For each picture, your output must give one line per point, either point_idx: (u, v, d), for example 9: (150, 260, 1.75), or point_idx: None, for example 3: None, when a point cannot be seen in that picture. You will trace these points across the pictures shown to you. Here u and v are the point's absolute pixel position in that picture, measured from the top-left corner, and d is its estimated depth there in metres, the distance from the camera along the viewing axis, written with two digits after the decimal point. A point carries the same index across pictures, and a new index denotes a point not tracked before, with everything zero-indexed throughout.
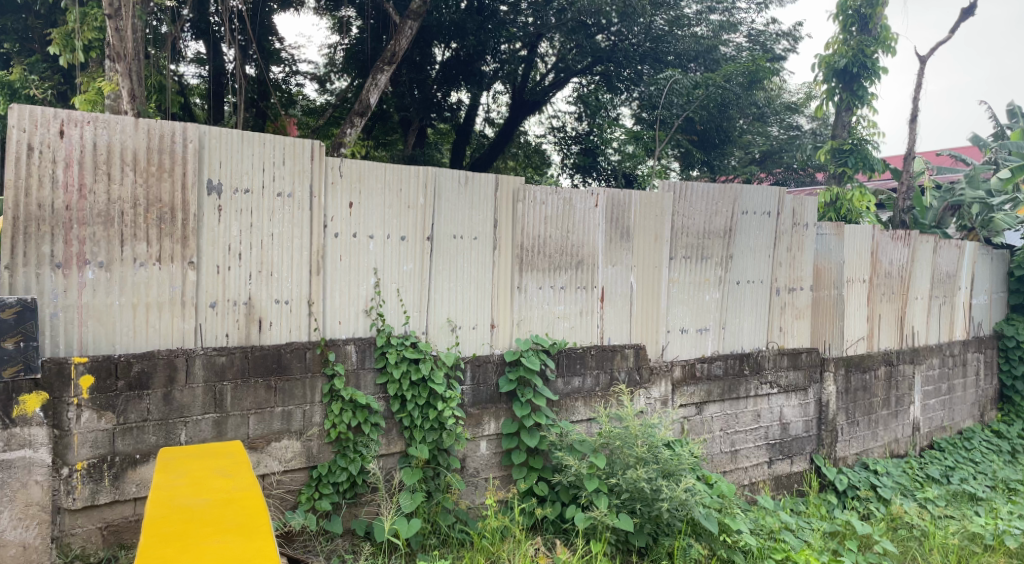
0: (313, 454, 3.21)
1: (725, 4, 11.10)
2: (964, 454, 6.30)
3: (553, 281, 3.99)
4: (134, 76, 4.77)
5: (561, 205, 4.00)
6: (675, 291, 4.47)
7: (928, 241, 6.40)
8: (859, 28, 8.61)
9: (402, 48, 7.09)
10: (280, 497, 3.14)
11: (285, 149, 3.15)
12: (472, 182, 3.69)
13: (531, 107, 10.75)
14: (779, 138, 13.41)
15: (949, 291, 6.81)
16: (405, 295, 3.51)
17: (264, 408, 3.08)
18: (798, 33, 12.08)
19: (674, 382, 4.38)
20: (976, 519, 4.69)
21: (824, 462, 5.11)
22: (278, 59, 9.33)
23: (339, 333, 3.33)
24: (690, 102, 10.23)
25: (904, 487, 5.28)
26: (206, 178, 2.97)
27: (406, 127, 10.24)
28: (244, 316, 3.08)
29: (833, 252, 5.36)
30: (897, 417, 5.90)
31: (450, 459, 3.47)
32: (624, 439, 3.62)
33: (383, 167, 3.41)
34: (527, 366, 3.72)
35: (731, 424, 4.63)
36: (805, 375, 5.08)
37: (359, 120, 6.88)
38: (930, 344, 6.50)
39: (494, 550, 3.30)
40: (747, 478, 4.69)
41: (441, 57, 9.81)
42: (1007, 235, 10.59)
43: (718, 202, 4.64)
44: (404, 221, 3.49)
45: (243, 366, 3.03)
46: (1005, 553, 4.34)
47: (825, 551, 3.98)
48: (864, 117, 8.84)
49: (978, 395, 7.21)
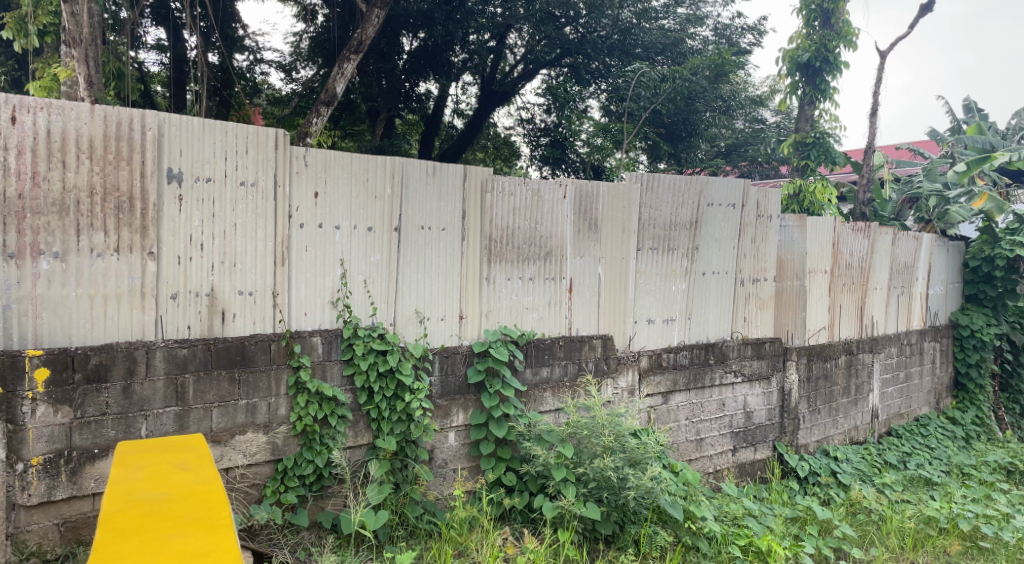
0: (279, 447, 3.17)
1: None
2: (920, 441, 6.46)
3: (521, 272, 3.99)
4: (91, 62, 4.65)
5: (529, 196, 4.00)
6: (642, 282, 4.51)
7: (887, 232, 6.55)
8: (821, 22, 8.74)
9: (369, 36, 7.00)
10: (245, 491, 3.10)
11: (248, 137, 3.10)
12: (440, 173, 3.67)
13: (500, 97, 10.71)
14: (744, 131, 13.61)
15: (906, 281, 6.98)
16: (372, 286, 3.48)
17: (227, 401, 3.03)
18: (762, 27, 12.26)
19: (641, 371, 4.43)
20: (931, 503, 4.83)
21: (787, 450, 5.22)
22: (242, 46, 9.16)
23: (305, 324, 3.29)
24: (658, 94, 10.24)
25: (862, 473, 5.41)
26: (167, 167, 2.90)
27: (374, 117, 10.23)
28: (207, 308, 3.03)
29: (796, 244, 5.45)
30: (857, 405, 6.04)
31: (418, 451, 3.46)
32: (591, 428, 3.67)
33: (349, 157, 3.37)
34: (496, 357, 3.72)
35: (697, 413, 4.69)
36: (768, 365, 5.17)
37: (325, 109, 6.78)
38: (889, 333, 6.66)
39: (463, 540, 3.31)
40: (712, 466, 4.76)
41: (409, 47, 9.74)
42: (962, 228, 10.86)
43: (684, 194, 4.69)
44: (371, 212, 3.46)
45: (206, 359, 2.98)
46: (960, 535, 4.47)
47: (787, 536, 4.05)
48: (827, 110, 9.02)
49: (934, 383, 7.41)
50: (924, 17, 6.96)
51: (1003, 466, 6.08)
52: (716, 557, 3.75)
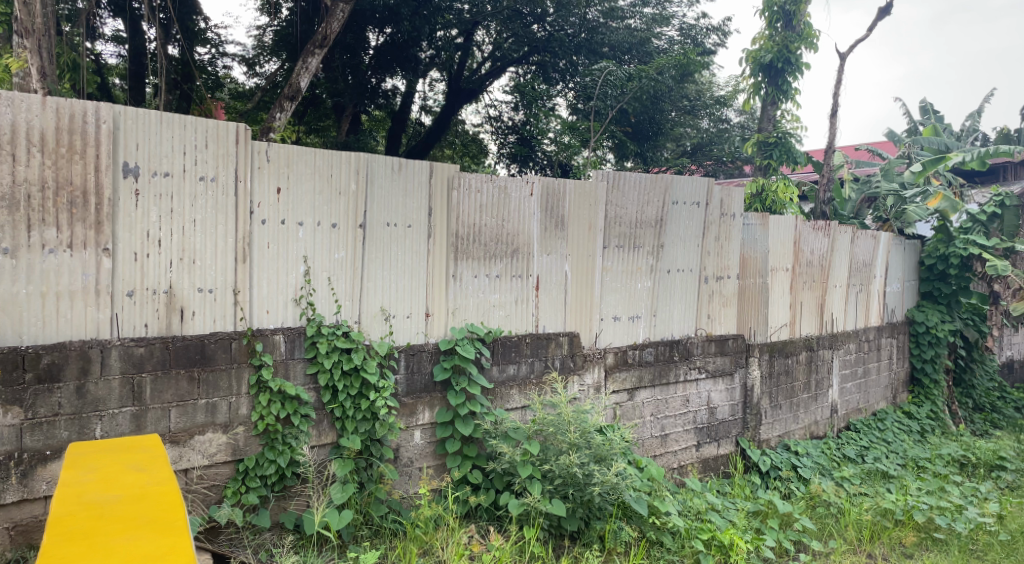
0: (240, 447, 3.11)
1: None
2: (877, 435, 6.61)
3: (488, 270, 3.98)
4: (45, 52, 4.54)
5: (496, 193, 3.99)
6: (608, 280, 4.54)
7: (847, 231, 6.69)
8: (784, 24, 8.89)
9: (333, 31, 6.93)
10: (203, 493, 3.03)
11: (208, 131, 3.03)
12: (406, 169, 3.64)
13: (468, 94, 10.67)
14: (709, 131, 13.76)
15: (865, 279, 7.13)
16: (336, 284, 3.44)
17: (186, 400, 2.96)
18: (727, 28, 12.40)
19: (607, 368, 4.46)
20: (887, 496, 4.94)
21: (749, 445, 5.29)
22: (203, 39, 9.01)
23: (267, 323, 3.24)
24: (624, 93, 10.34)
25: (822, 467, 5.53)
26: (123, 161, 2.83)
27: (340, 112, 10.15)
28: (165, 305, 2.96)
29: (758, 242, 5.53)
30: (817, 400, 6.16)
31: (383, 449, 3.43)
32: (557, 425, 3.69)
33: (313, 152, 3.33)
34: (462, 355, 3.70)
35: (662, 409, 4.73)
36: (731, 361, 5.25)
37: (289, 104, 6.70)
38: (848, 330, 6.81)
39: (428, 539, 3.30)
40: (676, 461, 4.81)
41: (375, 42, 9.68)
42: (919, 226, 11.25)
43: (650, 192, 4.72)
44: (335, 208, 3.42)
45: (164, 358, 2.91)
46: (914, 527, 4.58)
47: (748, 530, 4.11)
48: (789, 111, 9.19)
49: (891, 378, 7.59)
50: (882, 20, 7.12)
51: (956, 459, 6.25)
52: (680, 552, 3.78)
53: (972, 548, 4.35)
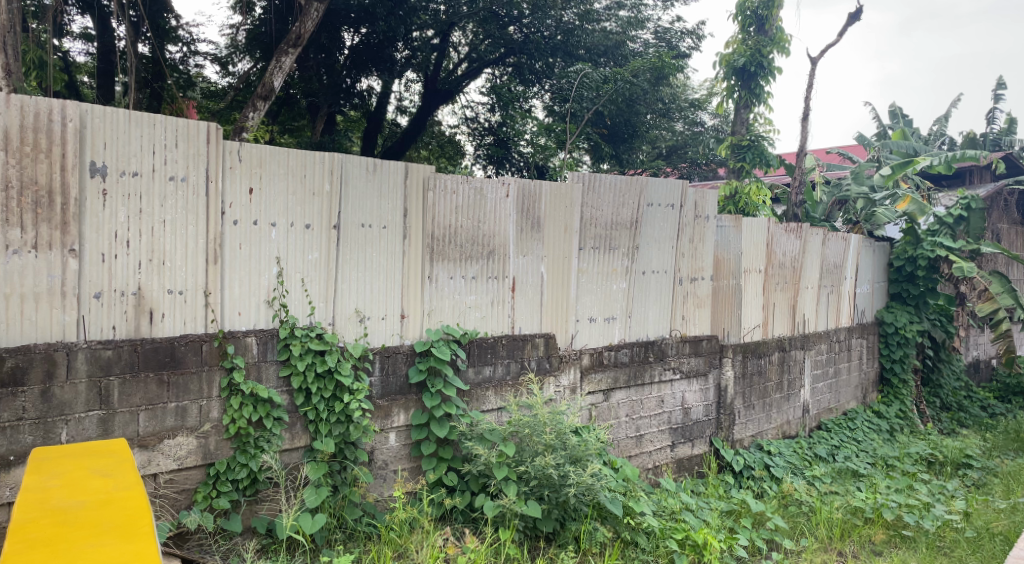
0: (211, 450, 3.06)
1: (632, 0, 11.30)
2: (848, 434, 6.71)
3: (464, 271, 3.97)
4: (10, 49, 4.45)
5: (471, 194, 3.98)
6: (584, 281, 4.56)
7: (818, 233, 6.79)
8: (757, 28, 9.00)
9: (308, 29, 6.86)
10: (172, 498, 2.97)
11: (178, 131, 2.98)
12: (381, 170, 3.62)
13: (444, 95, 10.65)
14: (684, 134, 13.88)
15: (836, 280, 7.24)
16: (310, 286, 3.41)
17: (156, 404, 2.91)
18: (701, 32, 12.52)
19: (583, 369, 4.47)
20: (858, 494, 5.03)
21: (723, 445, 5.35)
22: (174, 37, 8.89)
23: (239, 324, 3.19)
24: (599, 95, 10.41)
25: (794, 466, 5.60)
26: (90, 160, 2.77)
27: (315, 112, 10.08)
28: (134, 307, 2.90)
29: (732, 244, 5.59)
30: (789, 400, 6.24)
31: (357, 452, 3.40)
32: (533, 427, 3.69)
33: (286, 152, 3.29)
34: (438, 356, 3.69)
35: (637, 410, 4.76)
36: (705, 361, 5.30)
37: (262, 104, 6.63)
38: (819, 331, 6.90)
39: (403, 542, 3.28)
40: (651, 461, 4.84)
41: (350, 42, 9.64)
42: (888, 228, 11.54)
43: (625, 194, 4.75)
44: (309, 209, 3.39)
45: (132, 361, 2.86)
46: (884, 525, 4.67)
47: (722, 529, 4.14)
48: (761, 114, 9.31)
49: (861, 378, 7.71)
50: (852, 25, 7.25)
51: (924, 457, 6.37)
52: (655, 552, 3.80)
53: (940, 544, 4.39)
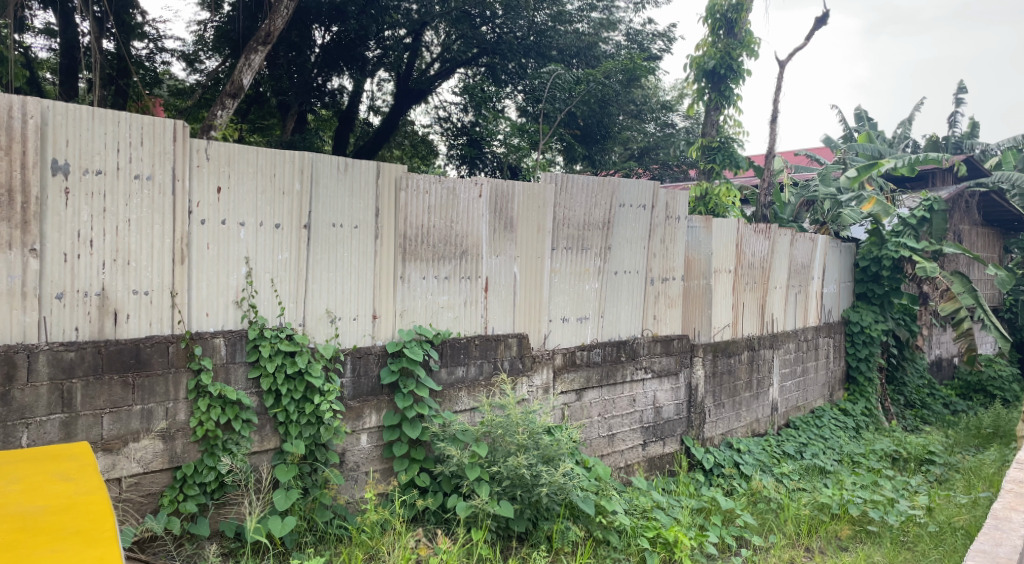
0: (177, 453, 3.01)
1: (604, 2, 11.37)
2: (815, 431, 6.82)
3: (436, 271, 3.96)
4: None
5: (444, 194, 3.97)
6: (557, 281, 4.58)
7: (786, 234, 6.90)
8: (726, 31, 9.09)
9: (278, 27, 6.78)
10: (137, 501, 2.92)
11: (143, 128, 2.93)
12: (352, 169, 3.60)
13: (416, 95, 10.61)
14: (656, 135, 14.03)
15: (803, 280, 7.35)
16: (280, 286, 3.37)
17: (120, 406, 2.85)
18: (672, 34, 12.65)
19: (556, 369, 4.49)
20: (824, 491, 5.14)
21: (693, 443, 5.40)
22: (140, 34, 8.76)
23: (207, 325, 3.14)
24: (572, 96, 10.54)
25: (763, 463, 5.68)
26: (51, 158, 2.70)
27: (285, 111, 9.98)
28: (97, 308, 2.83)
29: (702, 244, 5.66)
30: (758, 398, 6.32)
31: (328, 454, 3.37)
32: (505, 427, 3.71)
33: (255, 151, 3.25)
34: (410, 357, 3.67)
35: (609, 409, 4.79)
36: (676, 361, 5.35)
37: (231, 101, 6.55)
38: (787, 330, 7.01)
39: (374, 544, 3.26)
40: (623, 460, 4.87)
41: (321, 40, 9.60)
42: (854, 228, 11.80)
43: (598, 194, 4.78)
44: (279, 208, 3.35)
45: (96, 362, 2.80)
46: (849, 520, 4.78)
47: (692, 526, 4.20)
48: (731, 116, 9.43)
49: (828, 377, 7.85)
50: (818, 29, 7.39)
51: (889, 454, 6.50)
52: (626, 550, 3.83)
53: (903, 539, 4.48)
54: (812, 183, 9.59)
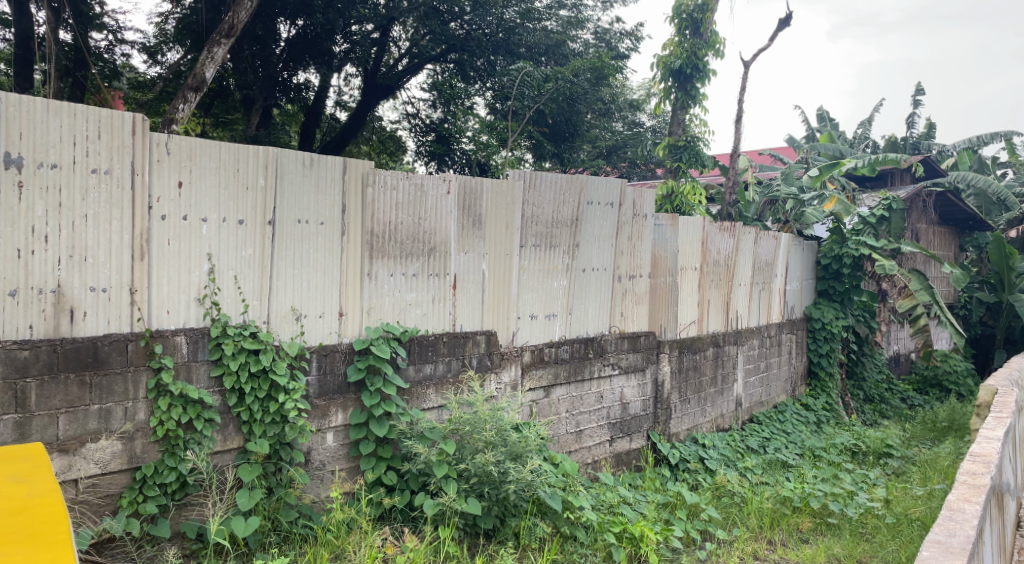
0: (137, 454, 2.94)
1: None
2: (778, 426, 6.95)
3: (404, 268, 3.93)
4: None
5: (412, 190, 3.95)
6: (525, 278, 4.60)
7: (750, 232, 7.01)
8: (692, 31, 9.19)
9: (242, 20, 6.67)
10: (94, 503, 2.84)
11: (101, 121, 2.85)
12: (318, 165, 3.56)
13: (384, 91, 10.47)
14: (624, 134, 14.17)
15: (767, 277, 7.47)
16: (243, 283, 3.32)
17: (77, 406, 2.78)
18: (639, 34, 12.79)
19: (524, 365, 4.51)
20: (786, 485, 5.24)
21: (659, 439, 5.47)
22: (99, 25, 8.57)
23: (168, 323, 3.07)
24: (541, 94, 10.58)
25: (727, 458, 5.77)
26: (4, 151, 2.61)
27: (250, 106, 9.85)
28: (52, 306, 2.75)
29: (668, 242, 5.73)
30: (722, 394, 6.41)
31: (293, 453, 3.32)
32: (473, 424, 3.71)
33: (217, 146, 3.19)
34: (377, 355, 3.64)
35: (576, 406, 4.82)
36: (643, 357, 5.41)
37: (193, 95, 6.44)
38: (751, 326, 7.12)
39: (340, 543, 3.23)
40: (590, 456, 4.90)
41: (287, 34, 9.51)
42: (816, 227, 12.06)
43: (566, 192, 4.80)
44: (242, 204, 3.29)
45: (51, 361, 2.71)
46: (811, 513, 4.87)
47: (658, 521, 4.25)
48: (697, 116, 9.56)
49: (791, 372, 7.99)
50: (782, 30, 7.53)
51: (849, 447, 6.64)
52: (593, 545, 3.86)
53: (862, 531, 4.60)
54: (774, 183, 9.81)
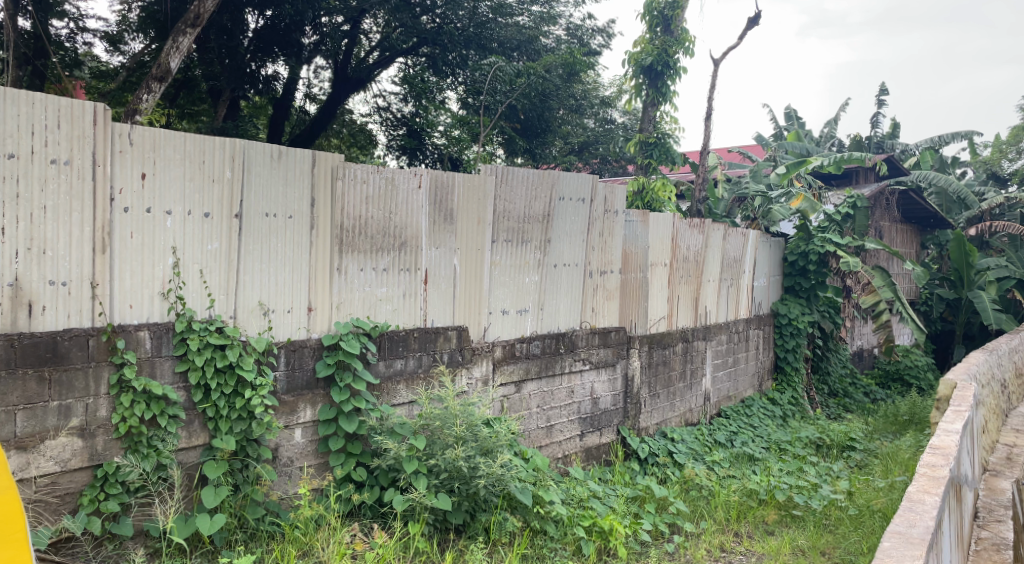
0: (98, 451, 2.88)
1: None
2: (745, 420, 7.06)
3: (375, 263, 3.90)
4: None
5: (382, 184, 3.92)
6: (497, 273, 4.60)
7: (719, 228, 7.09)
8: (663, 28, 9.32)
9: (207, 9, 6.53)
10: (54, 502, 2.77)
11: (60, 111, 2.77)
12: (286, 157, 3.51)
13: (354, 84, 10.40)
14: (595, 131, 14.26)
15: (735, 274, 7.57)
16: (209, 276, 3.26)
17: (35, 403, 2.70)
18: (611, 30, 12.88)
19: (495, 361, 4.51)
20: (752, 478, 5.34)
21: (629, 433, 5.52)
22: (60, 12, 8.34)
23: (130, 318, 3.01)
24: (513, 89, 10.59)
25: (695, 452, 5.84)
26: None
27: (217, 96, 9.69)
28: (10, 299, 2.66)
29: (639, 238, 5.78)
30: (691, 389, 6.49)
31: (260, 450, 3.28)
32: (443, 419, 3.71)
33: (182, 136, 3.13)
34: (346, 350, 3.61)
35: (547, 400, 4.85)
36: (613, 352, 5.44)
37: (157, 85, 6.32)
38: (720, 322, 7.21)
39: (307, 540, 3.20)
40: (561, 451, 4.93)
41: (255, 25, 9.37)
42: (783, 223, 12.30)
43: (538, 188, 4.81)
44: (207, 197, 3.23)
45: (8, 357, 2.63)
46: (776, 505, 4.96)
47: (627, 515, 4.29)
48: (667, 113, 9.64)
49: (759, 367, 8.11)
50: (751, 29, 7.61)
51: (813, 440, 6.77)
52: (563, 539, 3.88)
53: (825, 522, 4.70)
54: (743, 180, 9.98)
